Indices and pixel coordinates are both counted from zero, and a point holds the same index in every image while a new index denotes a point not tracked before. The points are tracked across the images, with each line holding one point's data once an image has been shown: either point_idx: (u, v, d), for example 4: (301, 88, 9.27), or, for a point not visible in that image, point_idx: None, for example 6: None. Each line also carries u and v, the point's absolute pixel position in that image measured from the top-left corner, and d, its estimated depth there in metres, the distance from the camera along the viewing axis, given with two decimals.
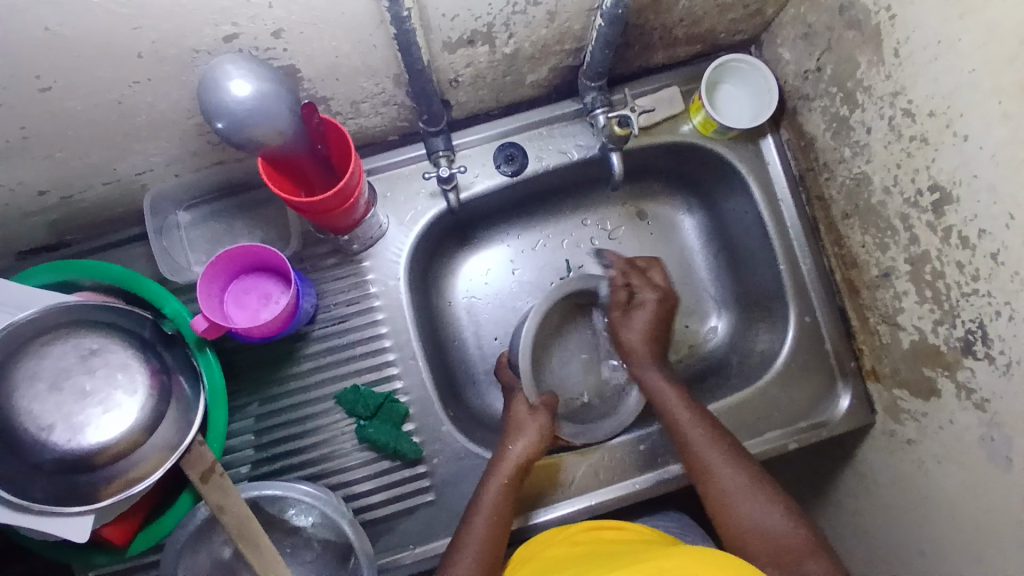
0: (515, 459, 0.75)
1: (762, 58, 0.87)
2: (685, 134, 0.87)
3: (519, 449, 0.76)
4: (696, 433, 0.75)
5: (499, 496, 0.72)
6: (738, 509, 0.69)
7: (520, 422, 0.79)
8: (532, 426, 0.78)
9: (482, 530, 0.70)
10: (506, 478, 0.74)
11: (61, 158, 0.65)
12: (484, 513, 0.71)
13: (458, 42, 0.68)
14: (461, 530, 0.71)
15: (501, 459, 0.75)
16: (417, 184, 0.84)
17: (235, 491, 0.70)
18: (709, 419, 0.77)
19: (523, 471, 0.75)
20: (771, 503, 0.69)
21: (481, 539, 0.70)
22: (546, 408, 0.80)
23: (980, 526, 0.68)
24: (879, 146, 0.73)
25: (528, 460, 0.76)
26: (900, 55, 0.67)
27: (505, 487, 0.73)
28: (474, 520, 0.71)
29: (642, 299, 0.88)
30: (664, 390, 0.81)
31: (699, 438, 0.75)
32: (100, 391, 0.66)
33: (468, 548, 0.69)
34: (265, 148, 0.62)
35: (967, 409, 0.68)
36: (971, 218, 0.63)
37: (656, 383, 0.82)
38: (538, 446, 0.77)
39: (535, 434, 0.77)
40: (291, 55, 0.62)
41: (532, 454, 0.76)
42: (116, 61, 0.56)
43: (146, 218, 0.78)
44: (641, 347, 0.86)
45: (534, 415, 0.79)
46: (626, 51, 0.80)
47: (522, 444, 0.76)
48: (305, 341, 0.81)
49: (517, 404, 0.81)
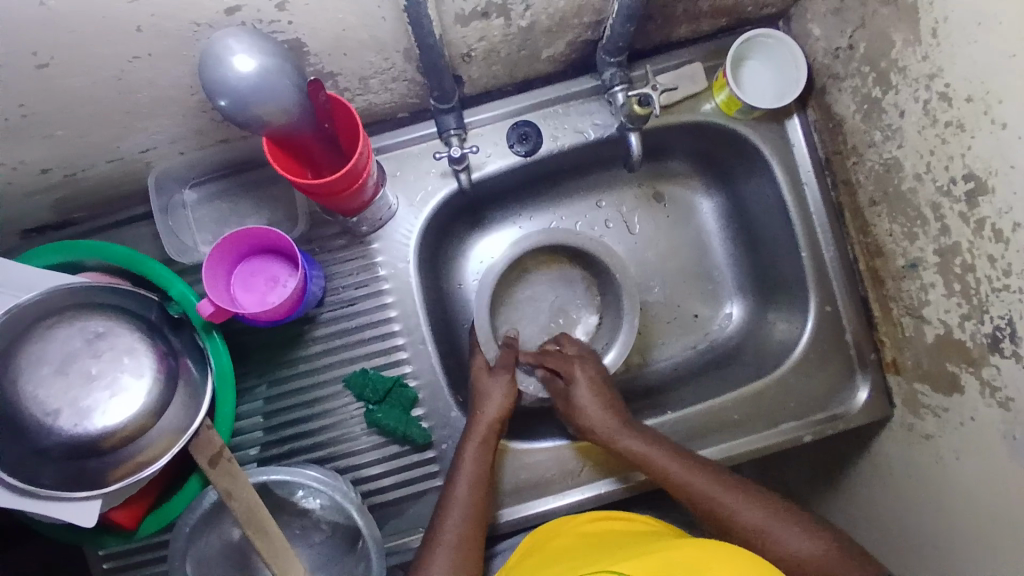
0: (489, 419, 0.74)
1: (790, 33, 0.83)
2: (706, 113, 0.83)
3: (490, 409, 0.75)
4: (699, 478, 0.71)
5: (479, 459, 0.72)
6: (776, 544, 0.65)
7: (484, 388, 0.77)
8: (499, 385, 0.77)
9: (465, 493, 0.70)
10: (481, 438, 0.73)
11: (63, 137, 0.63)
12: (467, 474, 0.71)
13: (471, 15, 0.65)
14: (446, 495, 0.71)
15: (475, 419, 0.75)
16: (427, 164, 0.81)
17: (243, 477, 0.69)
18: (701, 464, 0.72)
19: (497, 431, 0.75)
20: (793, 527, 0.66)
21: (467, 502, 0.70)
22: (506, 365, 0.79)
23: (998, 525, 0.67)
24: (911, 130, 0.69)
25: (500, 420, 0.75)
26: (938, 35, 0.63)
27: (483, 448, 0.73)
28: (457, 484, 0.71)
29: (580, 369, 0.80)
30: (651, 453, 0.73)
31: (704, 482, 0.71)
32: (107, 375, 0.65)
33: (456, 514, 0.69)
34: (270, 128, 0.59)
35: (991, 406, 0.66)
36: (1006, 210, 0.60)
37: (632, 446, 0.74)
38: (507, 404, 0.76)
39: (502, 394, 0.76)
40: (297, 29, 0.59)
41: (502, 414, 0.75)
42: (114, 36, 0.53)
43: (151, 197, 0.75)
44: (597, 410, 0.76)
45: (496, 378, 0.78)
46: (648, 24, 0.76)
47: (492, 405, 0.75)
48: (313, 324, 0.80)
49: (477, 362, 0.80)
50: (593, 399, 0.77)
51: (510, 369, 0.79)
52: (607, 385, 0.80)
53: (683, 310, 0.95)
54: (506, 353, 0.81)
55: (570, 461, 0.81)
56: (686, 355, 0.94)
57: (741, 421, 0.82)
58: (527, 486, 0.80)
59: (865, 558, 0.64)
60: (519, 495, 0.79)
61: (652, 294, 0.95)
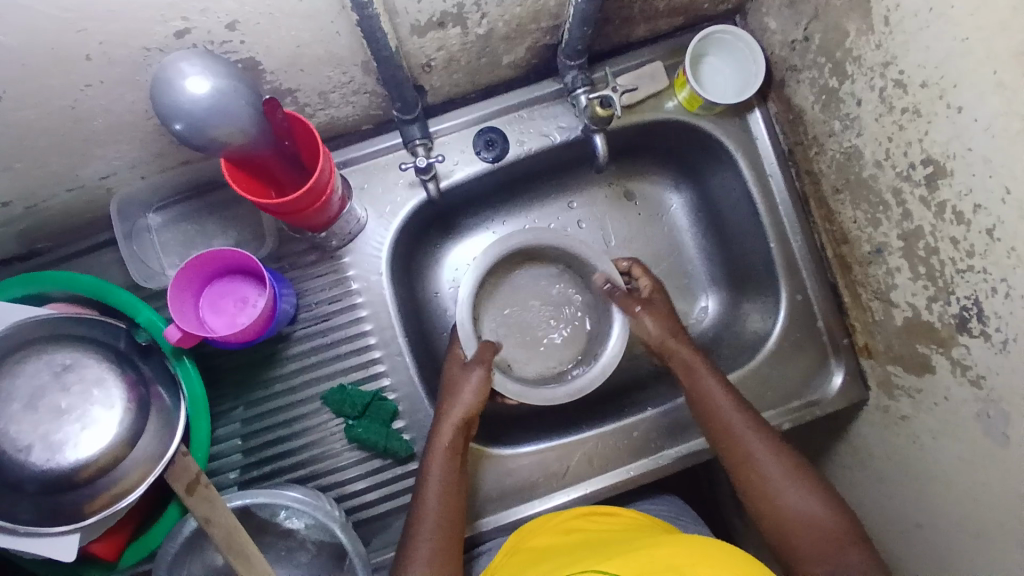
0: (452, 423, 0.73)
1: (747, 28, 0.84)
2: (669, 110, 0.84)
3: (455, 412, 0.73)
4: (737, 418, 0.73)
5: (447, 468, 0.72)
6: (774, 495, 0.69)
7: (455, 386, 0.76)
8: (470, 383, 0.75)
9: (436, 503, 0.70)
10: (448, 444, 0.72)
11: (20, 169, 0.62)
12: (434, 485, 0.71)
13: (427, 25, 0.65)
14: (418, 506, 0.71)
15: (442, 421, 0.74)
16: (394, 175, 0.81)
17: (222, 503, 0.69)
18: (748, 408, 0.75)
19: (465, 433, 0.73)
20: (804, 488, 0.68)
21: (439, 512, 0.70)
22: (480, 361, 0.77)
23: (977, 501, 0.68)
24: (869, 118, 0.70)
25: (466, 421, 0.73)
26: (891, 23, 0.64)
27: (450, 454, 0.72)
28: (428, 494, 0.71)
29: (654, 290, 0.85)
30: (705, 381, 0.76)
31: (743, 425, 0.73)
32: (77, 407, 0.64)
33: (426, 527, 0.69)
34: (229, 149, 0.59)
35: (963, 385, 0.67)
36: (966, 192, 0.61)
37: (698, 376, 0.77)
38: (475, 401, 0.74)
39: (472, 393, 0.74)
40: (250, 47, 0.58)
41: (469, 416, 0.74)
42: (64, 66, 0.53)
43: (114, 223, 0.74)
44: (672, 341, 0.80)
45: (466, 375, 0.76)
46: (606, 26, 0.76)
47: (457, 406, 0.74)
48: (287, 343, 0.79)
49: (454, 361, 0.79)
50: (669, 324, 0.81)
51: (486, 364, 0.77)
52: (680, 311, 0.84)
53: None
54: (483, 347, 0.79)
55: (554, 463, 0.81)
56: None
57: None
58: (513, 492, 0.80)
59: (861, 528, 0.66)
60: (505, 501, 0.79)
61: None
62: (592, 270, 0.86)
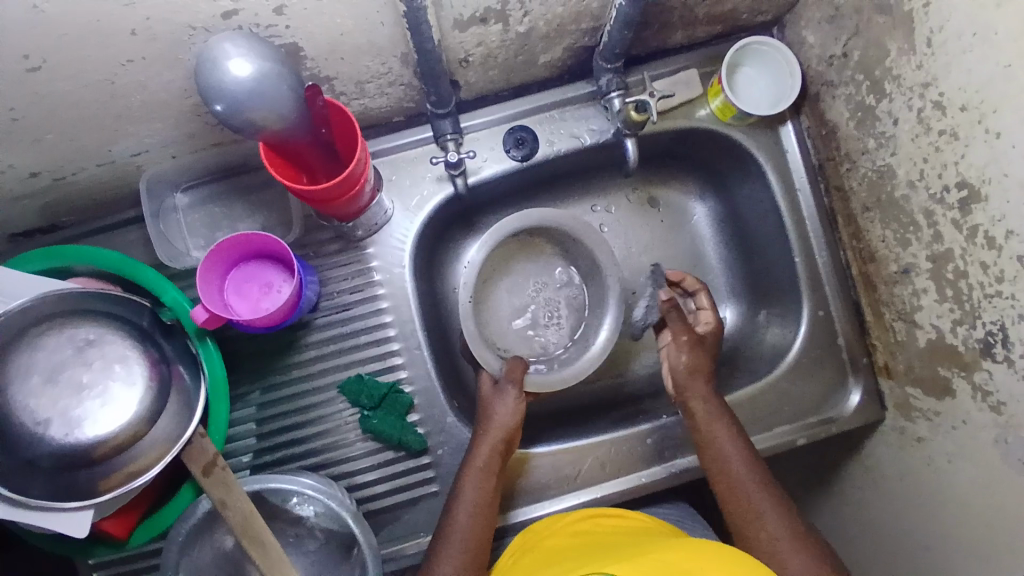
0: (491, 444, 0.74)
1: (784, 41, 0.84)
2: (701, 119, 0.84)
3: (492, 432, 0.74)
4: (745, 473, 0.72)
5: (478, 491, 0.72)
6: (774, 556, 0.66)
7: (489, 403, 0.77)
8: (504, 402, 0.76)
9: (466, 520, 0.70)
10: (482, 463, 0.73)
11: (54, 140, 0.62)
12: (465, 504, 0.71)
13: (470, 20, 0.64)
14: (446, 523, 0.71)
15: (478, 441, 0.74)
16: (423, 168, 0.81)
17: (238, 486, 0.68)
18: (761, 468, 0.73)
19: (504, 452, 0.74)
20: (802, 556, 0.65)
21: (468, 527, 0.70)
22: (511, 380, 0.77)
23: (990, 528, 0.68)
24: (905, 138, 0.70)
25: (506, 443, 0.74)
26: (933, 44, 0.63)
27: (485, 474, 0.72)
28: (458, 511, 0.71)
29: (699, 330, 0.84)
30: (720, 436, 0.75)
31: (749, 484, 0.71)
32: (97, 384, 0.64)
33: (453, 543, 0.69)
34: (266, 133, 0.59)
35: (983, 411, 0.67)
36: (999, 218, 0.61)
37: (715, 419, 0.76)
38: (512, 420, 0.75)
39: (509, 410, 0.76)
40: (294, 33, 0.58)
41: (510, 430, 0.75)
42: (109, 39, 0.53)
43: (143, 202, 0.74)
44: (699, 376, 0.80)
45: (500, 394, 0.77)
46: (645, 31, 0.76)
47: (492, 427, 0.75)
48: (306, 330, 0.79)
49: (484, 382, 0.80)
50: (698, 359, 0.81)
51: (515, 382, 0.77)
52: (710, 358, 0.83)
53: None
54: (512, 366, 0.78)
55: (567, 466, 0.81)
56: None
57: (736, 425, 0.83)
58: (524, 492, 0.80)
59: None
60: (515, 501, 0.79)
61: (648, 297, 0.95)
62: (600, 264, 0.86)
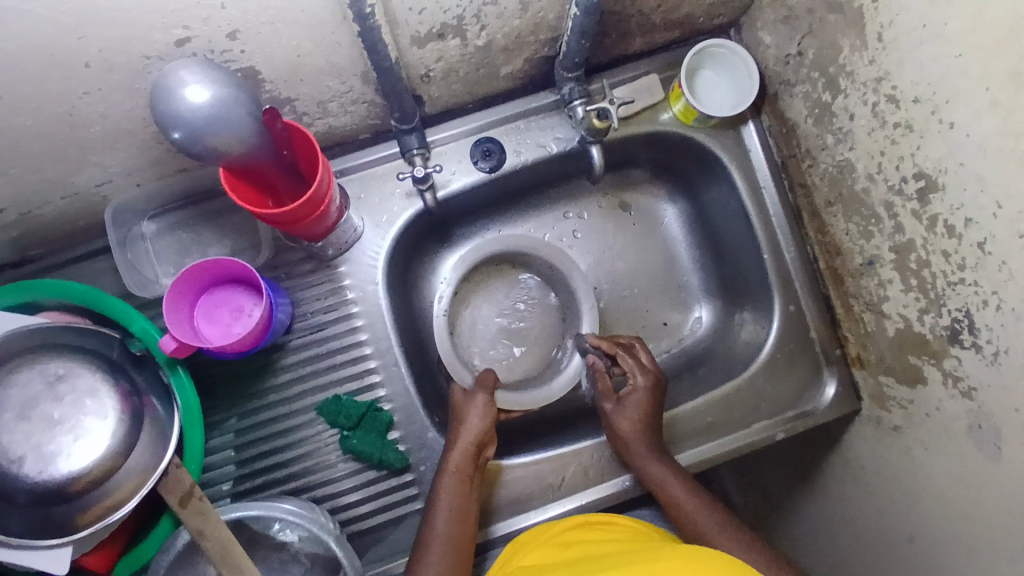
0: (463, 447, 0.73)
1: (742, 42, 0.85)
2: (664, 123, 0.85)
3: (464, 435, 0.74)
4: (711, 521, 0.71)
5: (456, 492, 0.71)
6: None
7: (460, 409, 0.77)
8: (476, 408, 0.77)
9: (444, 526, 0.69)
10: (456, 467, 0.72)
11: (15, 175, 0.62)
12: (445, 508, 0.71)
13: (427, 37, 0.65)
14: (425, 530, 0.70)
15: (451, 446, 0.74)
16: (391, 185, 0.81)
17: (215, 514, 0.68)
18: (716, 506, 0.73)
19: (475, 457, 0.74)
20: None
21: (449, 535, 0.69)
22: (483, 388, 0.79)
23: (969, 512, 0.68)
24: (862, 133, 0.71)
25: (477, 446, 0.74)
26: (884, 40, 0.65)
27: (459, 477, 0.72)
28: (437, 515, 0.70)
29: (635, 385, 0.79)
30: (669, 482, 0.74)
31: (715, 530, 0.70)
32: (69, 418, 0.64)
33: (434, 550, 0.68)
34: (227, 158, 0.58)
35: (954, 397, 0.68)
36: (957, 206, 0.62)
37: (662, 476, 0.74)
38: (483, 426, 0.75)
39: (479, 416, 0.76)
40: (251, 57, 0.58)
41: (482, 434, 0.75)
42: (63, 72, 0.52)
43: (109, 230, 0.73)
44: (638, 428, 0.77)
45: (471, 399, 0.78)
46: (604, 39, 0.77)
47: (465, 430, 0.75)
48: (281, 352, 0.79)
49: (455, 392, 0.80)
50: (638, 413, 0.78)
51: (488, 389, 0.79)
52: (657, 403, 0.79)
53: (652, 319, 0.96)
54: (484, 374, 0.81)
55: (550, 475, 0.81)
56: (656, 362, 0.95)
57: (716, 424, 0.83)
58: (508, 503, 0.79)
59: None
60: (500, 513, 0.79)
61: (622, 301, 0.96)
62: (568, 283, 0.89)
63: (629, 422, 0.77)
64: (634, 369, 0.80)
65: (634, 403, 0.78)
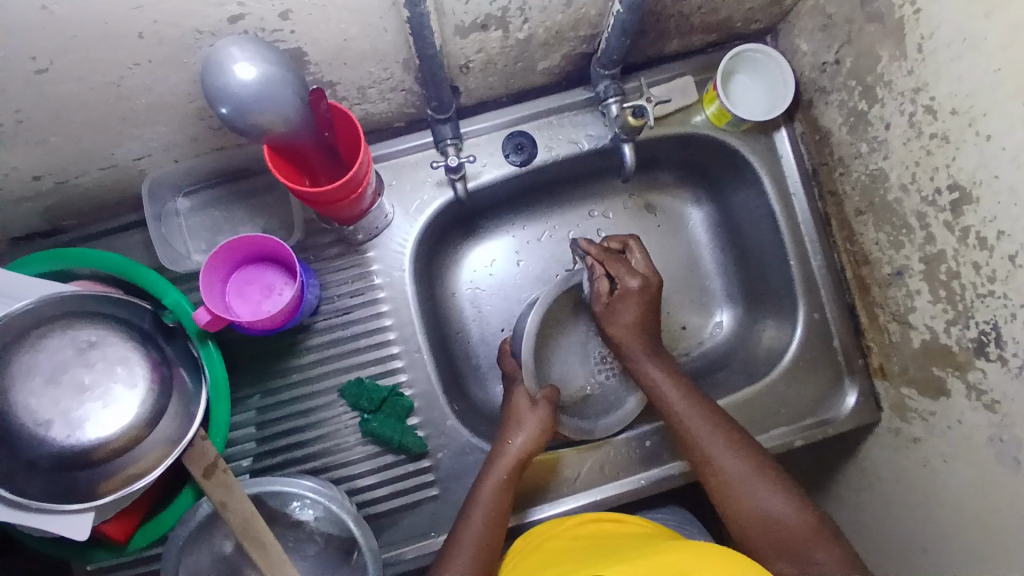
0: (513, 456, 0.74)
1: (778, 48, 0.85)
2: (696, 125, 0.85)
3: (519, 443, 0.75)
4: (697, 422, 0.73)
5: (497, 492, 0.72)
6: (738, 500, 0.68)
7: (521, 417, 0.77)
8: (535, 420, 0.77)
9: (478, 525, 0.69)
10: (504, 473, 0.73)
11: (57, 143, 0.63)
12: (481, 507, 0.71)
13: (471, 27, 0.66)
14: (458, 524, 0.70)
15: (501, 451, 0.75)
16: (423, 173, 0.82)
17: (239, 488, 0.69)
18: (705, 402, 0.75)
19: (522, 466, 0.74)
20: (776, 491, 0.67)
21: (480, 535, 0.69)
22: (549, 401, 0.78)
23: (985, 527, 0.68)
24: (897, 143, 0.72)
25: (527, 456, 0.75)
26: (924, 50, 0.65)
27: (504, 484, 0.72)
28: (473, 512, 0.70)
29: (626, 288, 0.80)
30: (662, 383, 0.77)
31: (702, 426, 0.72)
32: (99, 385, 0.64)
33: (463, 547, 0.68)
34: (270, 135, 0.59)
35: (977, 410, 0.68)
36: (990, 219, 0.62)
37: (655, 376, 0.78)
38: (539, 439, 0.76)
39: (537, 430, 0.76)
40: (298, 38, 0.59)
41: (532, 449, 0.75)
42: (115, 42, 0.53)
43: (145, 205, 0.75)
44: (633, 328, 0.80)
45: (535, 409, 0.78)
46: (643, 38, 0.77)
47: (521, 438, 0.75)
48: (307, 333, 0.80)
49: (519, 397, 0.79)
50: (635, 317, 0.80)
51: (554, 405, 0.78)
52: (649, 307, 0.81)
53: (674, 322, 0.96)
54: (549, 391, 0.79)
55: (566, 469, 0.81)
56: (675, 365, 0.95)
57: None
58: (524, 494, 0.80)
59: (835, 537, 0.64)
60: (516, 505, 0.79)
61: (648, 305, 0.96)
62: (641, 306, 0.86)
63: (620, 320, 0.80)
64: (627, 272, 0.81)
65: (627, 308, 0.80)
